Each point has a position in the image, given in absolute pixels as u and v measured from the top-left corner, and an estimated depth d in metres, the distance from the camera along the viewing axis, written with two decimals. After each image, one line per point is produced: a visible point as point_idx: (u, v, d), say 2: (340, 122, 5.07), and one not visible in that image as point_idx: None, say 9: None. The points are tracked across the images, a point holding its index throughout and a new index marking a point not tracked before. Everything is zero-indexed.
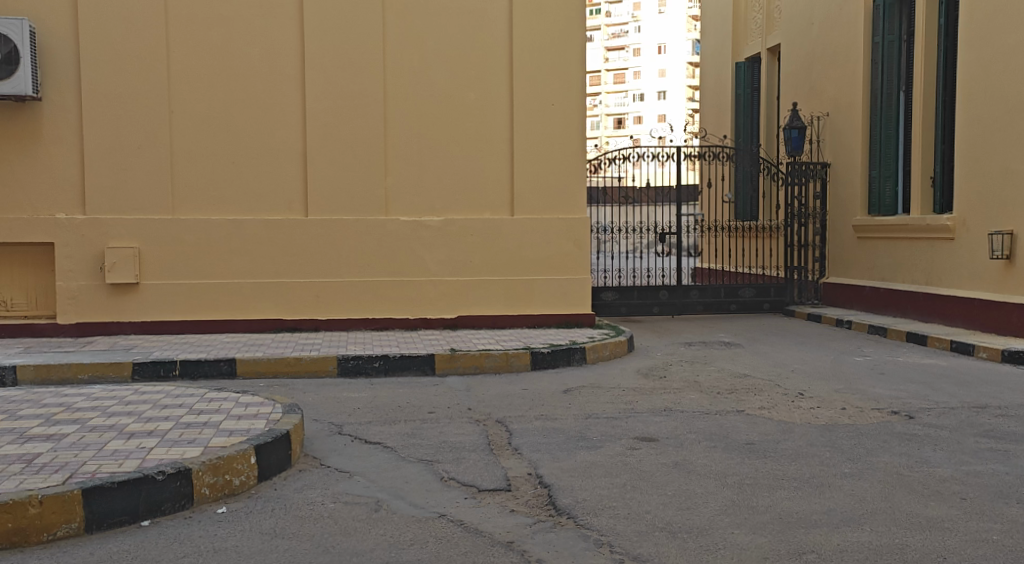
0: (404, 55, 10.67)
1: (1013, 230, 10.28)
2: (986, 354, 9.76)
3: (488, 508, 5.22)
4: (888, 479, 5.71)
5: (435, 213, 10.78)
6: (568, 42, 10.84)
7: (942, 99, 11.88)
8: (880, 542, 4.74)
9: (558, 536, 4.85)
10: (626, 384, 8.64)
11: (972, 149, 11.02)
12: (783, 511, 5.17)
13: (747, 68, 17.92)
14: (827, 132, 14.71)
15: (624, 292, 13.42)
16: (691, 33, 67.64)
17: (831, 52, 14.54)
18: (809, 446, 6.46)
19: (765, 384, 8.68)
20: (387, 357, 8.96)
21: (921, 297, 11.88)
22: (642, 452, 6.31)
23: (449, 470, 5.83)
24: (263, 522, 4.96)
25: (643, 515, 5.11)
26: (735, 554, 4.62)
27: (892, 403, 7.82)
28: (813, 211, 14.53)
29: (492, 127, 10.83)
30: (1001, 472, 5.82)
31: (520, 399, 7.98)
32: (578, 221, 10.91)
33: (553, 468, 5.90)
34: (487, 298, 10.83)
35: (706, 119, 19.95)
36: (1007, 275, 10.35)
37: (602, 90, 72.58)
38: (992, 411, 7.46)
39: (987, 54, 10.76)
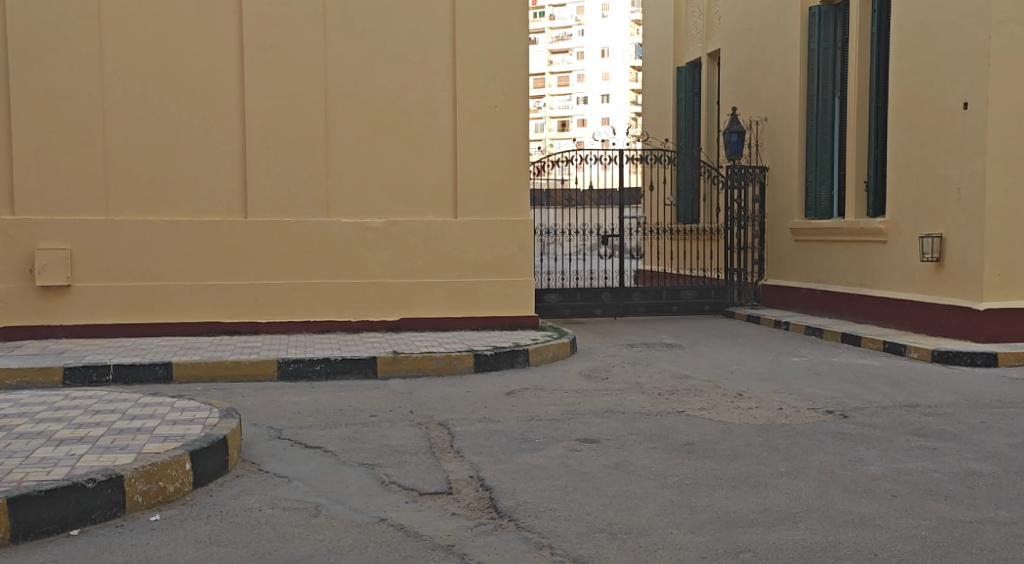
0: (345, 55, 10.62)
1: (943, 233, 10.52)
2: (917, 354, 10.00)
3: (429, 511, 5.23)
4: (822, 478, 5.82)
5: (377, 215, 10.74)
6: (510, 44, 10.88)
7: (876, 105, 12.15)
8: (814, 540, 4.84)
9: (499, 538, 4.87)
10: (568, 386, 8.70)
11: (904, 155, 11.28)
12: (721, 511, 5.25)
13: (689, 72, 18.16)
14: (765, 136, 14.95)
15: (567, 294, 13.53)
16: (634, 36, 68.24)
17: (769, 57, 14.78)
18: (747, 445, 6.56)
19: (704, 385, 8.80)
20: (329, 360, 8.91)
21: (856, 299, 12.14)
22: (584, 453, 6.36)
23: (390, 474, 5.82)
24: (199, 529, 4.91)
25: (583, 517, 5.15)
26: (673, 554, 4.68)
27: (827, 403, 7.98)
28: (752, 215, 14.74)
29: (434, 128, 10.82)
30: (931, 469, 5.97)
31: (463, 401, 8.00)
32: (521, 222, 10.95)
33: (495, 471, 5.92)
34: (429, 300, 10.81)
35: (648, 122, 20.14)
36: (937, 277, 10.61)
37: (547, 93, 72.84)
38: (923, 410, 7.64)
39: (918, 61, 11.02)
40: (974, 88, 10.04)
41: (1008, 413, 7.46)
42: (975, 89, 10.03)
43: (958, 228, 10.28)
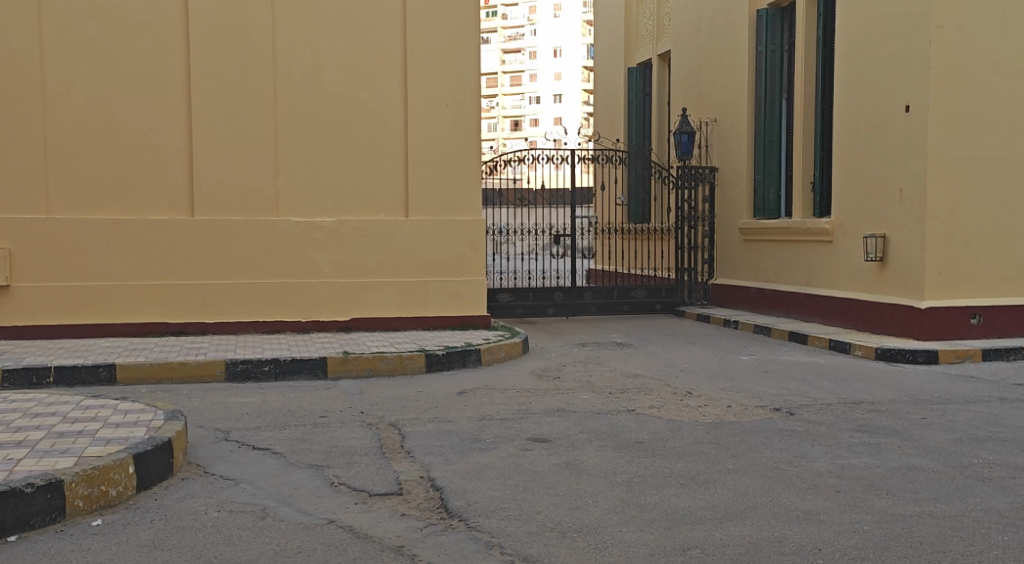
0: (295, 53, 10.55)
1: (886, 233, 10.73)
2: (861, 352, 10.19)
3: (379, 512, 5.22)
4: (768, 474, 5.91)
5: (327, 214, 10.69)
6: (461, 44, 10.89)
7: (822, 107, 12.34)
8: (760, 536, 4.92)
9: (448, 539, 4.89)
10: (519, 385, 8.73)
11: (849, 156, 11.47)
12: (669, 508, 5.31)
13: (639, 73, 18.30)
14: (714, 137, 15.12)
15: (520, 293, 13.63)
16: (586, 37, 68.55)
17: (718, 58, 14.95)
18: (696, 443, 6.64)
19: (654, 384, 8.88)
20: (278, 361, 8.84)
21: (803, 298, 12.33)
22: (535, 452, 6.40)
23: (340, 475, 5.80)
24: (142, 533, 4.87)
25: (534, 516, 5.18)
26: (622, 552, 4.73)
27: (774, 400, 8.10)
28: (702, 215, 14.90)
29: (385, 128, 10.80)
30: (874, 465, 6.09)
31: (414, 401, 8.00)
32: (473, 222, 10.96)
33: (445, 471, 5.93)
34: (380, 300, 10.77)
35: (599, 122, 20.26)
36: (881, 275, 10.81)
37: (500, 93, 72.88)
38: (867, 407, 7.79)
39: (862, 64, 11.21)
40: (916, 91, 10.24)
41: (949, 409, 7.63)
42: (916, 92, 10.22)
43: (900, 229, 10.49)
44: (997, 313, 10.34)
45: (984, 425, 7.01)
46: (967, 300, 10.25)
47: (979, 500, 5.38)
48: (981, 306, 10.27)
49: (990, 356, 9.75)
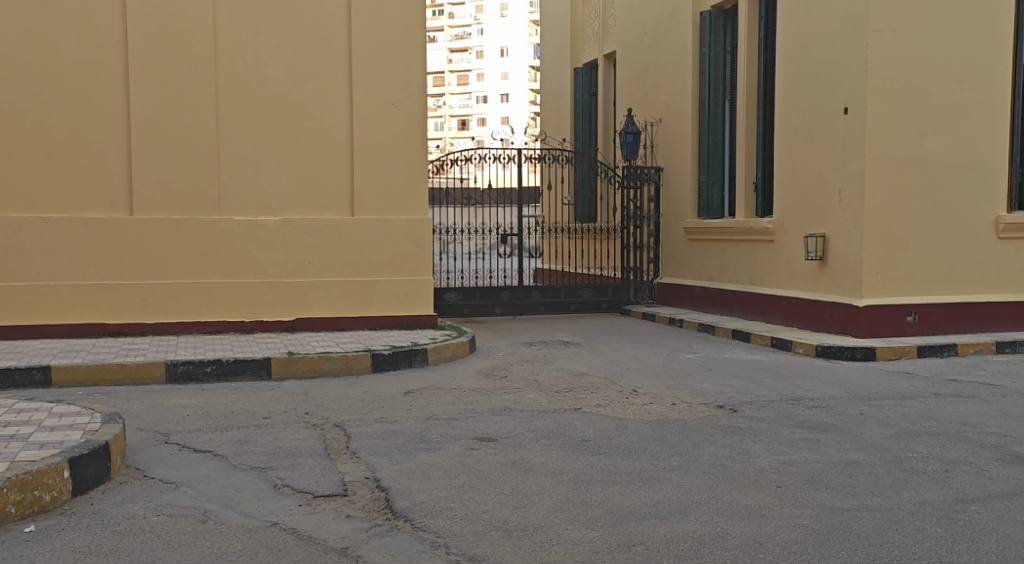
0: (238, 49, 10.43)
1: (825, 233, 10.92)
2: (802, 349, 10.37)
3: (323, 514, 5.19)
4: (712, 471, 5.99)
5: (271, 213, 10.59)
6: (407, 42, 10.85)
7: (764, 108, 12.53)
8: (703, 532, 4.98)
9: (393, 539, 4.88)
10: (465, 385, 8.73)
11: (791, 157, 11.66)
12: (614, 505, 5.36)
13: (586, 73, 18.43)
14: (659, 138, 15.25)
15: (467, 293, 13.72)
16: (533, 37, 68.74)
17: (663, 59, 15.08)
18: (641, 441, 6.70)
19: (600, 382, 8.94)
20: (220, 362, 8.75)
21: (746, 296, 12.50)
22: (481, 452, 6.41)
23: (283, 477, 5.76)
24: (78, 539, 4.78)
25: (480, 516, 5.19)
26: (568, 550, 4.75)
27: (718, 398, 8.20)
28: (648, 215, 15.03)
29: (330, 125, 10.72)
30: (813, 460, 6.20)
31: (360, 402, 7.96)
32: (419, 221, 10.94)
33: (391, 471, 5.91)
34: (325, 300, 10.70)
35: (546, 122, 20.32)
36: (821, 274, 11.01)
37: (447, 91, 72.73)
38: (807, 404, 7.92)
39: (803, 66, 11.39)
40: (854, 93, 10.43)
41: (886, 405, 7.79)
42: (854, 94, 10.42)
43: (840, 228, 10.68)
44: (933, 311, 10.55)
45: (919, 420, 7.17)
46: (904, 297, 10.46)
47: (914, 493, 5.50)
48: (917, 304, 10.47)
49: (925, 353, 9.96)
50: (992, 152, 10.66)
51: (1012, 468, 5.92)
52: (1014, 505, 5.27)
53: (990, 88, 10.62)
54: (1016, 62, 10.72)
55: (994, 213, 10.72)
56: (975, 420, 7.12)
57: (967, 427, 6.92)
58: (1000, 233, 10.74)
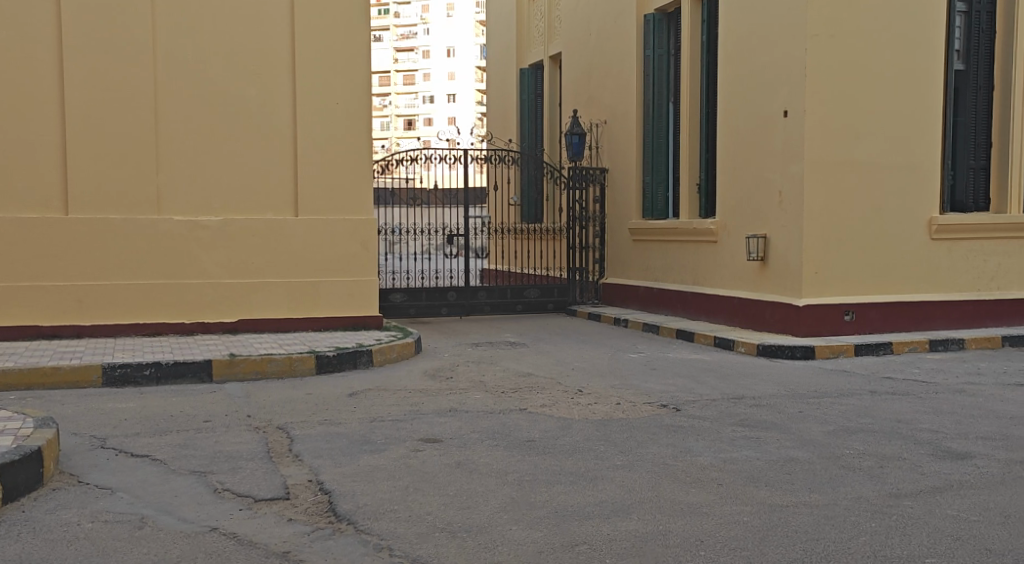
0: (177, 47, 10.28)
1: (766, 234, 11.09)
2: (744, 348, 10.50)
3: (265, 518, 5.14)
4: (655, 470, 6.04)
5: (212, 213, 10.46)
6: (351, 42, 10.79)
7: (706, 111, 12.68)
8: (645, 530, 5.02)
9: (336, 542, 4.85)
10: (410, 386, 8.70)
11: (732, 159, 11.82)
12: (558, 505, 5.38)
13: (531, 74, 18.43)
14: (604, 139, 15.36)
15: (413, 293, 13.67)
16: (479, 37, 68.75)
17: (608, 61, 15.18)
18: (585, 441, 6.74)
19: (546, 382, 8.97)
20: (159, 364, 8.61)
21: (689, 296, 12.64)
22: (426, 453, 6.40)
23: (223, 481, 5.69)
24: (8, 547, 4.68)
25: (424, 517, 5.18)
26: (511, 551, 4.76)
27: (662, 397, 8.28)
28: (593, 215, 15.14)
29: (273, 125, 10.62)
30: (754, 457, 6.29)
31: (303, 404, 7.90)
32: (364, 222, 10.88)
33: (335, 474, 5.87)
34: (268, 301, 10.59)
35: (491, 122, 20.34)
36: (762, 274, 11.17)
37: (393, 91, 72.42)
38: (749, 402, 8.03)
39: (744, 69, 11.54)
40: (792, 97, 10.61)
41: (825, 402, 7.93)
42: (793, 99, 10.59)
43: (780, 230, 10.85)
44: (870, 310, 10.74)
45: (855, 418, 7.31)
46: (841, 297, 10.64)
47: (850, 489, 5.61)
48: (854, 303, 10.66)
49: (862, 351, 10.16)
50: (925, 155, 10.90)
51: (945, 464, 6.06)
52: (945, 499, 5.39)
53: (924, 92, 10.85)
54: (948, 67, 11.02)
55: (927, 214, 10.95)
56: (910, 417, 7.28)
57: (901, 424, 7.06)
58: (933, 233, 10.98)
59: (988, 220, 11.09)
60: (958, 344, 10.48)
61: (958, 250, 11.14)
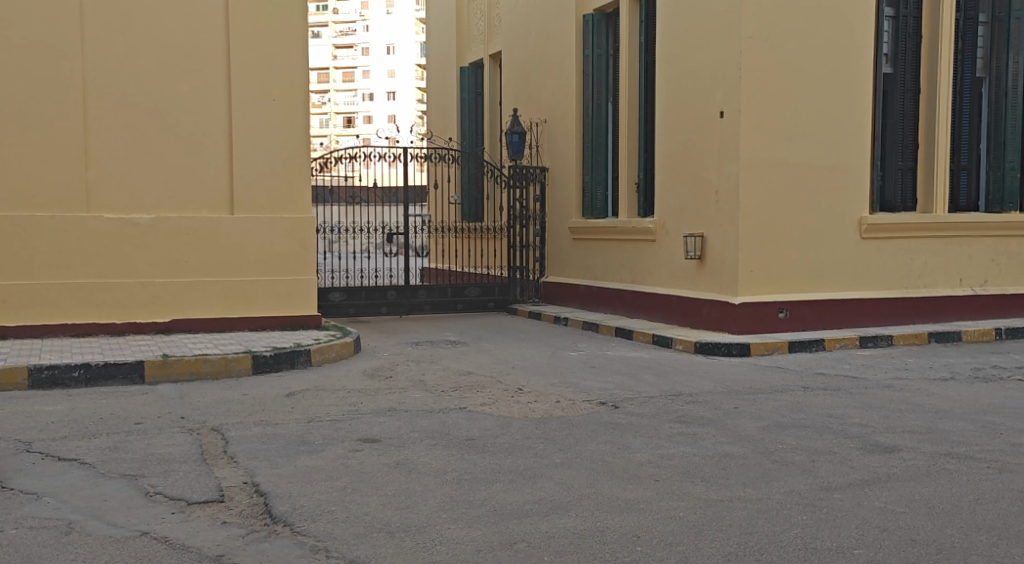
0: (106, 41, 10.07)
1: (703, 233, 11.22)
2: (682, 346, 10.62)
3: (198, 521, 5.06)
4: (594, 467, 6.07)
5: (144, 211, 10.27)
6: (288, 39, 10.65)
7: (645, 111, 12.79)
8: (583, 527, 5.05)
9: (272, 545, 4.79)
10: (349, 386, 8.63)
11: (670, 158, 11.93)
12: (496, 504, 5.38)
13: (472, 73, 18.42)
14: (544, 138, 15.39)
15: (352, 292, 13.64)
16: (419, 35, 68.52)
17: (547, 60, 15.22)
18: (524, 438, 6.75)
19: (486, 381, 8.96)
20: (89, 366, 8.43)
21: (628, 294, 12.75)
22: (364, 453, 6.35)
23: (155, 484, 5.59)
24: None
25: (361, 518, 5.14)
26: (449, 550, 4.74)
27: (600, 395, 8.32)
28: (533, 214, 15.14)
29: (207, 122, 10.44)
30: (690, 453, 6.35)
31: (239, 404, 7.79)
32: (302, 220, 10.76)
33: (270, 475, 5.80)
34: (203, 300, 10.43)
35: (432, 120, 20.28)
36: (700, 273, 11.31)
37: (332, 88, 71.80)
38: (686, 398, 8.12)
39: (682, 70, 11.66)
40: (728, 98, 10.73)
41: (760, 398, 8.05)
42: (729, 100, 10.71)
43: (716, 230, 10.99)
44: (803, 308, 10.92)
45: (788, 413, 7.43)
46: (776, 295, 10.81)
47: (782, 483, 5.69)
48: (788, 301, 10.83)
49: (796, 348, 10.33)
50: (857, 155, 11.11)
51: (873, 457, 6.18)
52: (873, 492, 5.50)
53: (855, 94, 11.06)
54: (877, 69, 11.24)
55: (858, 214, 11.16)
56: (840, 412, 7.42)
57: (832, 419, 7.19)
58: (863, 233, 11.19)
59: (914, 220, 11.37)
60: (888, 340, 10.71)
61: (888, 249, 11.38)
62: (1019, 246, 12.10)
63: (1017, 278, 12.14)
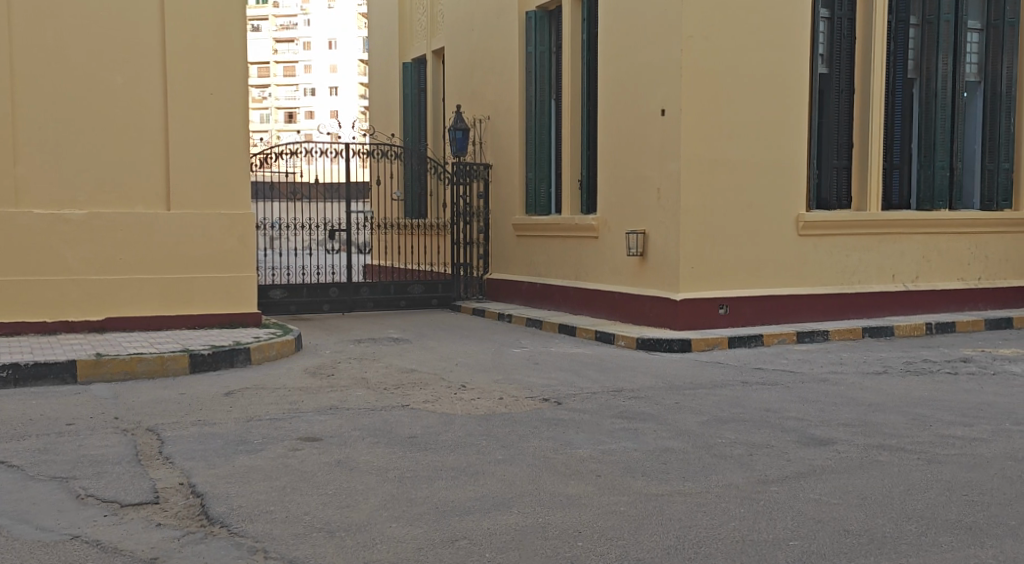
0: (34, 32, 9.83)
1: (645, 230, 11.29)
2: (624, 342, 10.68)
3: (131, 524, 4.95)
4: (536, 463, 6.07)
5: (76, 206, 10.05)
6: (225, 33, 10.48)
7: (587, 108, 12.81)
8: (526, 523, 5.04)
9: (208, 546, 4.70)
10: (290, 384, 8.52)
11: (613, 155, 11.98)
12: (438, 501, 5.35)
13: (415, 68, 18.29)
14: (487, 135, 15.37)
15: (293, 290, 13.51)
16: (361, 29, 68.06)
17: (490, 57, 15.21)
18: (467, 436, 6.72)
19: (428, 378, 8.91)
20: (19, 366, 8.22)
21: (571, 291, 12.80)
22: (304, 452, 6.27)
23: (87, 487, 5.45)
24: None
25: (301, 518, 5.07)
26: (390, 548, 4.70)
27: (543, 391, 8.33)
28: (477, 211, 15.12)
29: (141, 116, 10.23)
30: (631, 448, 6.38)
31: (176, 404, 7.64)
32: (241, 217, 10.60)
33: (207, 476, 5.70)
34: (139, 298, 10.23)
35: (374, 116, 20.14)
36: (641, 270, 11.39)
37: (272, 83, 70.95)
38: (627, 394, 8.16)
39: (623, 68, 11.72)
40: (669, 96, 10.80)
41: (700, 394, 8.12)
42: (670, 98, 10.77)
43: (657, 227, 11.06)
44: (742, 304, 11.05)
45: (727, 408, 7.50)
46: (716, 291, 10.91)
47: (721, 477, 5.75)
48: (728, 297, 10.95)
49: (735, 344, 10.43)
50: (794, 153, 11.26)
51: (809, 450, 6.26)
52: (809, 484, 5.58)
53: (792, 93, 11.21)
54: (813, 69, 11.41)
55: (795, 212, 11.31)
56: (778, 406, 7.51)
57: (770, 413, 7.28)
58: (801, 230, 11.35)
59: (850, 217, 11.57)
60: (824, 335, 10.89)
61: (824, 246, 11.56)
62: (948, 243, 12.38)
63: (948, 275, 12.39)
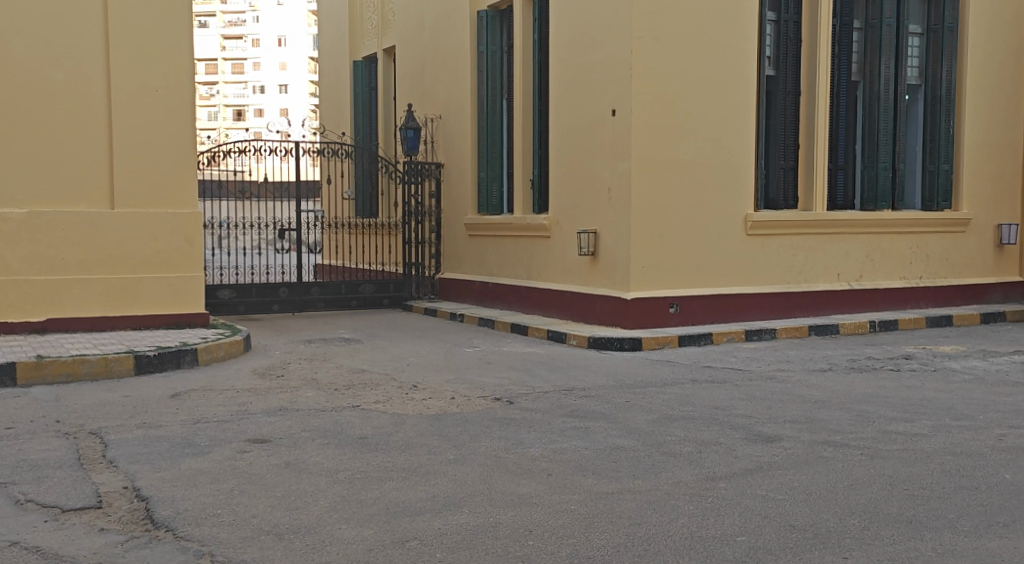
0: None
1: (596, 229, 11.33)
2: (575, 341, 10.72)
3: (73, 529, 4.85)
4: (487, 462, 6.05)
5: (16, 204, 9.84)
6: (171, 29, 10.32)
7: (538, 108, 12.81)
8: (477, 523, 5.02)
9: (152, 551, 4.62)
10: (239, 385, 8.41)
11: (563, 155, 12.02)
12: (389, 502, 5.31)
13: (365, 67, 18.15)
14: (439, 134, 15.32)
15: (242, 290, 13.33)
16: (311, 27, 67.52)
17: (440, 56, 15.16)
18: (418, 436, 6.68)
19: (380, 378, 8.86)
20: None
21: (523, 290, 12.80)
22: (253, 454, 6.19)
23: (27, 493, 5.32)
24: None
25: (248, 520, 5.01)
26: (339, 550, 4.65)
27: (495, 390, 8.32)
28: (428, 210, 15.06)
29: (84, 113, 10.04)
30: (582, 447, 6.40)
31: (121, 407, 7.51)
32: (186, 216, 10.45)
33: (152, 480, 5.60)
34: (82, 298, 10.04)
35: (325, 114, 19.98)
36: (592, 269, 11.43)
37: (221, 80, 70.13)
38: (579, 393, 8.17)
39: (574, 68, 11.75)
40: (620, 96, 10.85)
41: (650, 392, 8.16)
42: (620, 97, 10.82)
43: (608, 227, 11.11)
44: (692, 303, 11.13)
45: (677, 406, 7.55)
46: (666, 290, 10.98)
47: (671, 474, 5.78)
48: (678, 296, 11.02)
49: (685, 342, 10.50)
50: (742, 153, 11.37)
51: (757, 447, 6.32)
52: (756, 480, 5.63)
53: (740, 94, 11.31)
54: (761, 71, 11.53)
55: (744, 212, 11.42)
56: (727, 403, 7.58)
57: (719, 411, 7.34)
58: (749, 229, 11.46)
59: (796, 217, 11.73)
60: (772, 333, 11.00)
61: (772, 245, 11.69)
62: (891, 243, 12.59)
63: (891, 273, 12.60)
